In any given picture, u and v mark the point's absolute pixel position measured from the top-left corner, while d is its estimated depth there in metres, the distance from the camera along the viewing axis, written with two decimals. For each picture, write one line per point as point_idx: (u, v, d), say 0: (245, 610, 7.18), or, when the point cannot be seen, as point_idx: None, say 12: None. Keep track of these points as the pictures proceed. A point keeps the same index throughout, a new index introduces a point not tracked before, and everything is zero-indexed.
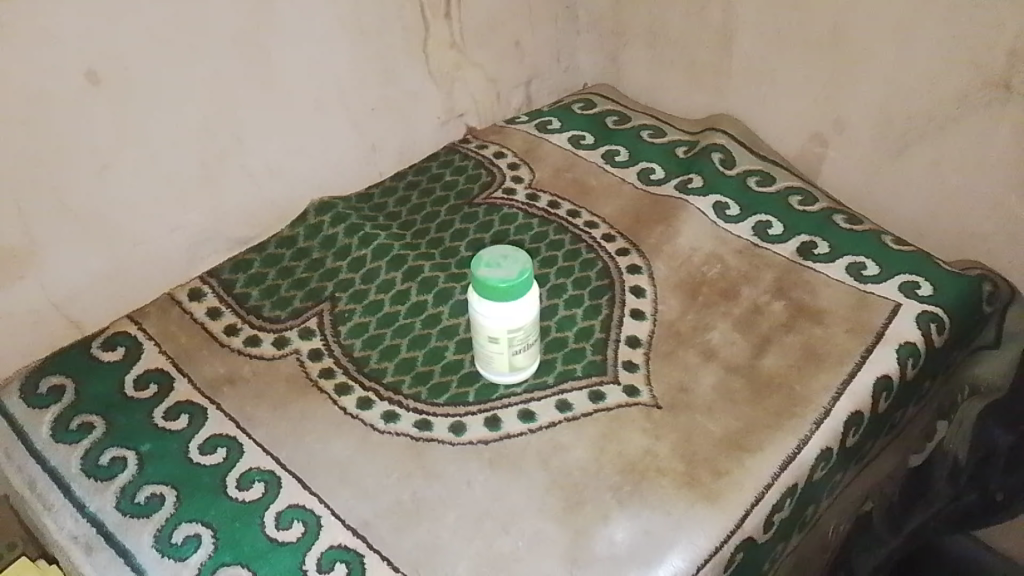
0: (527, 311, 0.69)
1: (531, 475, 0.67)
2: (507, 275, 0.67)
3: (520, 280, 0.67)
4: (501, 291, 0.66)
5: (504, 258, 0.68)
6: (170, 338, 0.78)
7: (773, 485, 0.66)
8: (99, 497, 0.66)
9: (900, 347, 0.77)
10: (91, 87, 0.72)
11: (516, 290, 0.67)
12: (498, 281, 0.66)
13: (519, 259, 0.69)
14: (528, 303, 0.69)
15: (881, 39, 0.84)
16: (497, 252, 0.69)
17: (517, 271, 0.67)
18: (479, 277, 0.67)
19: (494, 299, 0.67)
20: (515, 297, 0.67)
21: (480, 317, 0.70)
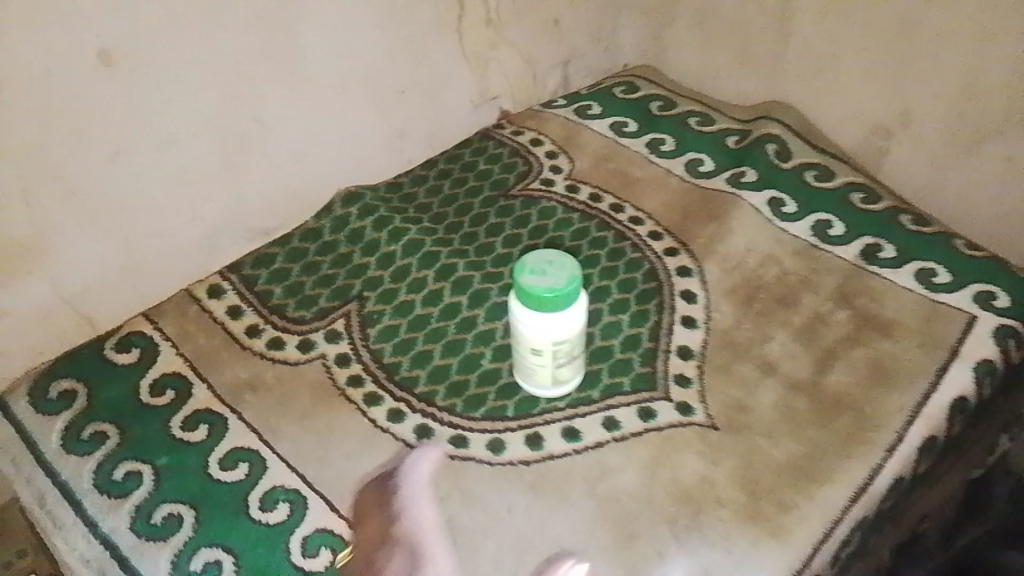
0: (573, 322, 0.63)
1: (577, 501, 0.62)
2: (553, 283, 0.61)
3: (567, 290, 0.60)
4: (547, 302, 0.60)
5: (550, 264, 0.62)
6: (188, 338, 0.74)
7: (842, 519, 0.61)
8: (113, 516, 0.61)
9: (977, 364, 0.70)
10: (102, 69, 0.66)
11: (562, 301, 0.61)
12: (544, 292, 0.60)
13: (566, 265, 0.62)
14: (575, 312, 0.63)
15: (962, 27, 0.76)
16: (541, 257, 0.62)
17: (564, 280, 0.61)
18: (523, 285, 0.61)
19: (538, 310, 0.61)
20: (562, 308, 0.61)
21: (521, 326, 0.64)
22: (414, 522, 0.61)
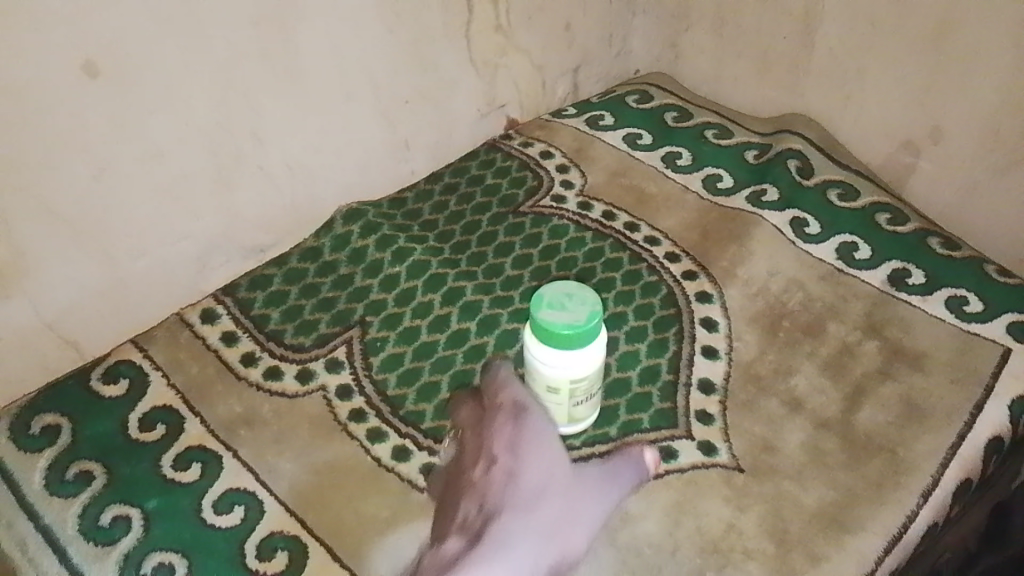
0: (593, 359, 0.59)
1: (596, 551, 0.58)
2: (572, 318, 0.57)
3: (588, 326, 0.56)
4: (565, 339, 0.56)
5: (569, 297, 0.58)
6: (180, 369, 0.70)
7: (877, 571, 0.57)
8: (99, 566, 0.57)
9: (1014, 402, 0.66)
10: (86, 81, 0.61)
11: (582, 338, 0.57)
12: (562, 327, 0.56)
13: (585, 298, 0.58)
14: (594, 349, 0.59)
15: (1000, 39, 0.72)
16: (559, 289, 0.58)
17: (585, 315, 0.57)
18: (540, 320, 0.57)
19: (555, 347, 0.57)
20: (581, 345, 0.57)
21: (535, 364, 0.59)
22: (511, 390, 0.58)
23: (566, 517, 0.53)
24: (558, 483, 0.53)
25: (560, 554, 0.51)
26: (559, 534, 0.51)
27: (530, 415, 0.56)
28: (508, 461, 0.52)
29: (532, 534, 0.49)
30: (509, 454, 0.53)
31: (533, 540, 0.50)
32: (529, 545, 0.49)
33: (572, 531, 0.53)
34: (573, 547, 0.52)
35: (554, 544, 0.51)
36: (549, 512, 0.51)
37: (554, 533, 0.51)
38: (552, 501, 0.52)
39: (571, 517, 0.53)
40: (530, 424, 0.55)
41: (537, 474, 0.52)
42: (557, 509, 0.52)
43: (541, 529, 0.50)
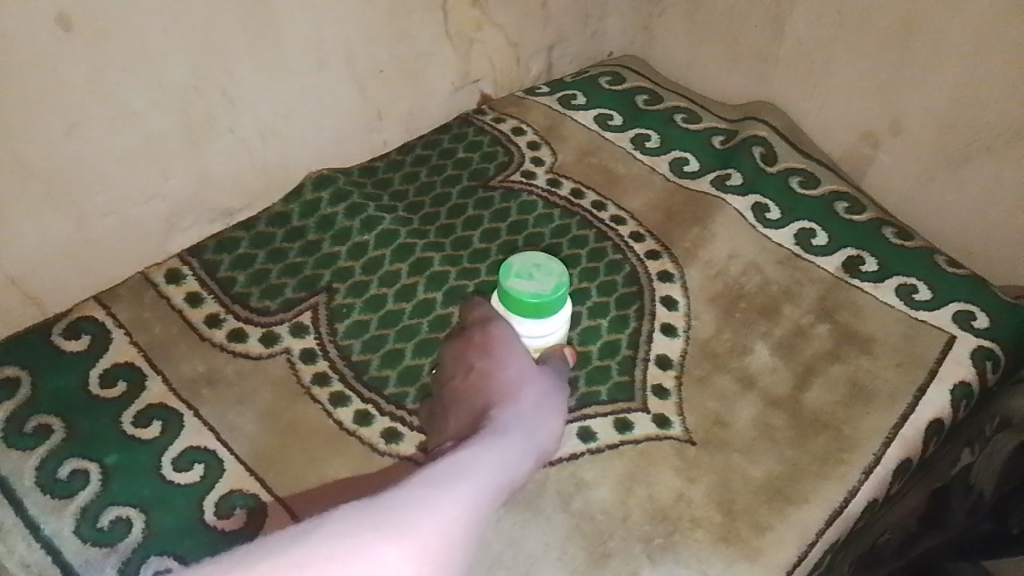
0: (557, 324, 0.61)
1: (550, 516, 0.60)
2: (540, 288, 0.57)
3: (555, 296, 0.57)
4: (532, 308, 0.57)
5: (537, 267, 0.59)
6: (144, 328, 0.70)
7: (818, 541, 0.60)
8: (57, 518, 0.58)
9: (955, 386, 0.68)
10: (60, 35, 0.61)
11: (549, 307, 0.58)
12: (528, 297, 0.57)
13: (553, 269, 0.59)
14: (559, 315, 0.60)
15: (960, 38, 0.75)
16: (527, 259, 0.59)
17: (551, 286, 0.58)
18: (509, 289, 0.57)
19: (521, 314, 0.58)
20: (546, 313, 0.58)
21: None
22: (485, 303, 0.61)
23: (548, 403, 0.55)
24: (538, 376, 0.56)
25: (547, 434, 0.54)
26: (545, 416, 0.54)
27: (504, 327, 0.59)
28: (489, 366, 0.56)
29: (523, 419, 0.52)
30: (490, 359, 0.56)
31: (524, 421, 0.52)
32: (521, 423, 0.52)
33: (555, 418, 0.55)
34: (555, 434, 0.55)
35: (541, 426, 0.53)
36: (532, 399, 0.54)
37: (540, 416, 0.54)
38: (534, 390, 0.55)
39: (553, 404, 0.56)
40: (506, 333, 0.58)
41: (517, 368, 0.55)
42: (540, 396, 0.55)
43: (529, 413, 0.53)
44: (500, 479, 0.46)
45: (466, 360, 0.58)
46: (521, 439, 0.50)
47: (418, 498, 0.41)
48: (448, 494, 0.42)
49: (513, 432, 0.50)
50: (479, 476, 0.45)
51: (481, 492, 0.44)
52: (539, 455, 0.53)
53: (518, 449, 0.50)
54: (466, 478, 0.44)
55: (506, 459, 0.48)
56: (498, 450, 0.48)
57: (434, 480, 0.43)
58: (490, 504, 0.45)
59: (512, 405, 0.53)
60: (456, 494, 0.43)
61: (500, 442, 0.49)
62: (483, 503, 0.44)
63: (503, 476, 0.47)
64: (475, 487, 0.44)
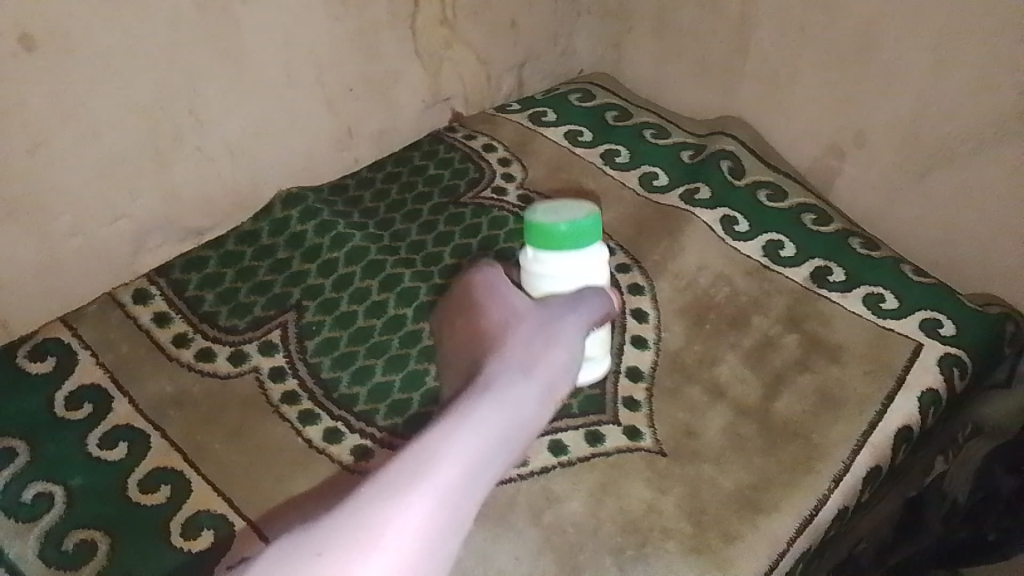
0: (596, 262, 0.58)
1: (520, 531, 0.60)
2: (568, 218, 0.56)
3: (586, 223, 0.55)
4: (562, 236, 0.55)
5: (563, 206, 0.57)
6: (111, 348, 0.69)
7: (788, 550, 0.60)
8: (20, 542, 0.57)
9: (923, 394, 0.69)
10: (23, 55, 0.62)
11: (580, 235, 0.55)
12: (559, 226, 0.55)
13: (580, 207, 0.57)
14: (595, 252, 0.58)
15: (914, 50, 0.76)
16: (553, 203, 0.58)
17: (582, 215, 0.56)
18: (536, 221, 0.56)
19: (553, 249, 0.56)
20: (580, 243, 0.56)
21: (533, 274, 0.58)
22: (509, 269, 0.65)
23: (548, 336, 0.54)
24: (528, 314, 0.55)
25: (547, 370, 0.52)
26: (541, 350, 0.52)
27: (495, 280, 0.60)
28: (483, 321, 0.57)
29: (513, 364, 0.51)
30: (483, 314, 0.58)
31: (506, 376, 0.50)
32: (512, 372, 0.50)
33: (554, 355, 0.53)
34: (561, 371, 0.53)
35: (539, 363, 0.52)
36: (521, 343, 0.53)
37: (532, 360, 0.52)
38: (526, 330, 0.54)
39: (548, 337, 0.53)
40: (498, 287, 0.59)
41: (504, 316, 0.56)
42: (529, 338, 0.53)
43: (514, 365, 0.51)
44: (480, 448, 0.44)
45: (467, 321, 0.59)
46: (505, 395, 0.48)
47: (375, 496, 0.39)
48: (401, 498, 0.40)
49: (493, 391, 0.48)
50: (447, 457, 0.42)
51: (450, 475, 0.42)
52: (547, 392, 0.51)
53: (509, 401, 0.48)
54: (427, 470, 0.41)
55: (482, 423, 0.45)
56: (474, 419, 0.45)
57: (392, 478, 0.40)
58: (466, 483, 0.42)
59: (501, 355, 0.52)
60: (412, 494, 0.40)
61: (476, 407, 0.46)
62: (456, 482, 0.42)
63: (484, 446, 0.44)
64: (441, 474, 0.41)
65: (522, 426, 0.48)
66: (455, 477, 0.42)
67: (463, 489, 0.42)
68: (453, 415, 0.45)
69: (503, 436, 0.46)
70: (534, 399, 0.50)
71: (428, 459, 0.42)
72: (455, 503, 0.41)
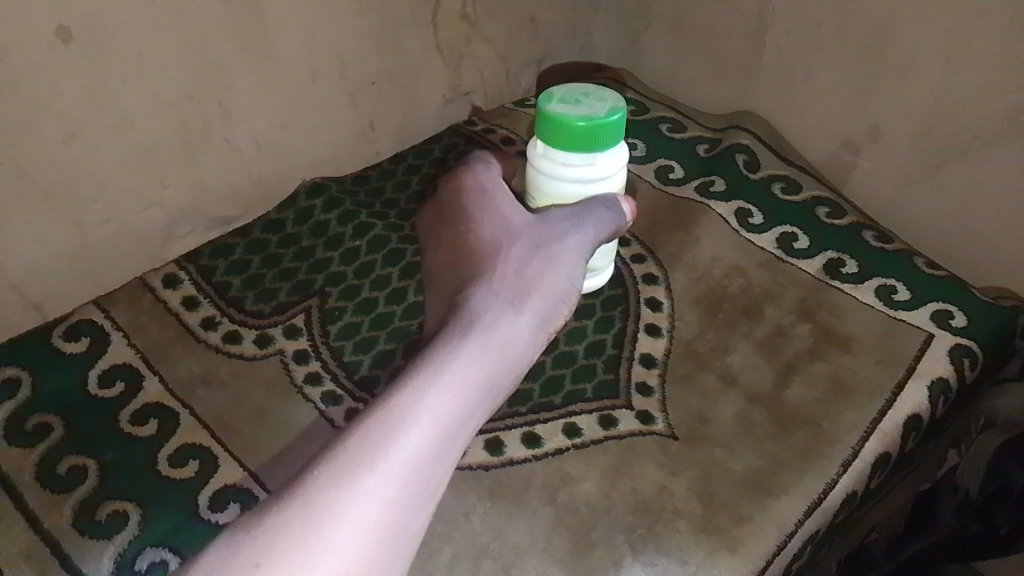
0: (611, 163, 0.59)
1: (535, 510, 0.61)
2: (587, 115, 0.56)
3: (605, 121, 0.56)
4: (581, 132, 0.55)
5: (583, 102, 0.58)
6: (141, 330, 0.72)
7: (796, 532, 0.61)
8: (54, 513, 0.59)
9: (933, 383, 0.70)
10: (60, 46, 0.64)
11: (599, 133, 0.56)
12: (578, 121, 0.55)
13: (600, 103, 0.58)
14: (611, 153, 0.58)
15: (929, 48, 0.77)
16: (572, 96, 0.58)
17: (601, 114, 0.56)
18: (556, 115, 0.56)
19: (570, 145, 0.56)
20: (597, 142, 0.56)
21: (546, 168, 0.59)
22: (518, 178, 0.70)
23: (541, 257, 0.54)
24: (513, 245, 0.55)
25: (542, 294, 0.52)
26: (533, 273, 0.53)
27: (487, 194, 0.59)
28: (472, 241, 0.57)
29: (502, 291, 0.51)
30: (472, 231, 0.57)
31: (486, 318, 0.49)
32: (501, 302, 0.50)
33: (540, 292, 0.52)
34: (549, 307, 0.52)
35: (532, 289, 0.52)
36: (506, 279, 0.52)
37: (516, 299, 0.51)
38: (519, 250, 0.54)
39: (545, 258, 0.54)
40: (489, 205, 0.58)
41: (492, 244, 0.55)
42: (514, 276, 0.53)
43: (497, 305, 0.50)
44: (450, 408, 0.44)
45: (455, 232, 0.59)
46: (482, 343, 0.47)
47: (334, 474, 0.40)
48: (359, 477, 0.40)
49: (470, 338, 0.47)
50: (411, 424, 0.42)
51: (414, 446, 0.42)
52: (544, 319, 0.51)
53: (494, 343, 0.48)
54: (389, 441, 0.41)
55: (457, 375, 0.45)
56: (447, 371, 0.45)
57: (354, 454, 0.41)
58: (434, 449, 0.43)
59: (490, 282, 0.52)
60: (371, 471, 0.40)
61: (448, 359, 0.46)
62: (422, 450, 0.42)
63: (458, 399, 0.44)
64: (405, 444, 0.42)
65: (510, 365, 0.48)
66: (422, 441, 0.42)
67: (430, 458, 0.42)
68: (421, 372, 0.45)
69: (484, 384, 0.46)
70: (525, 329, 0.50)
71: (389, 430, 0.42)
72: (421, 474, 0.42)
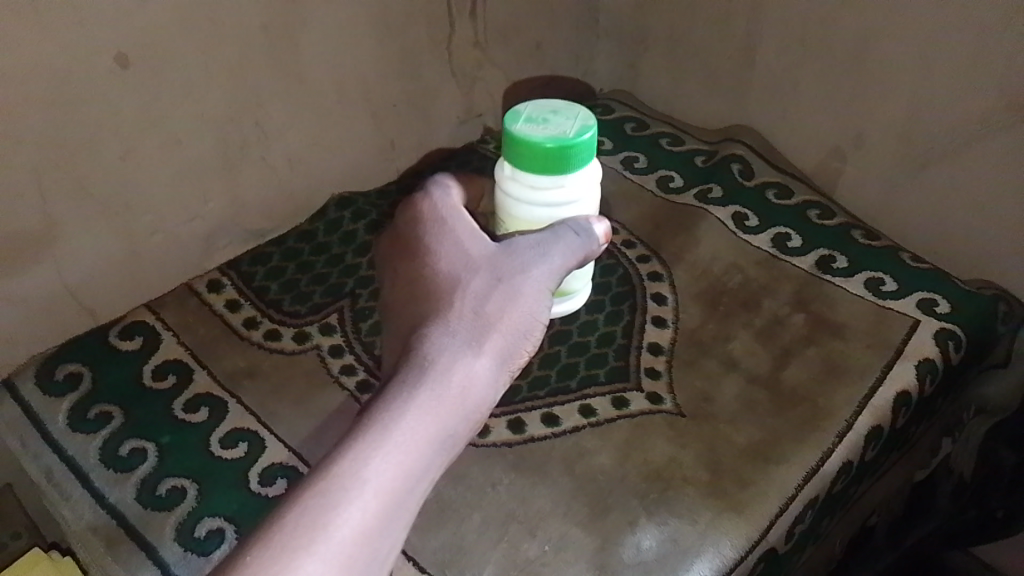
0: (580, 186, 0.61)
1: (556, 479, 0.67)
2: (555, 135, 0.58)
3: (574, 141, 0.58)
4: (551, 153, 0.58)
5: (549, 120, 0.60)
6: (189, 329, 0.78)
7: (797, 495, 0.66)
8: (119, 489, 0.65)
9: (920, 363, 0.76)
10: (119, 71, 0.71)
11: (567, 153, 0.58)
12: (546, 142, 0.58)
13: (567, 121, 0.60)
14: (580, 174, 0.60)
15: (905, 61, 0.84)
16: (538, 115, 0.60)
17: (568, 134, 0.58)
18: (523, 137, 0.58)
19: (540, 167, 0.59)
20: (566, 162, 0.59)
21: (517, 189, 0.61)
22: None
23: (498, 297, 0.55)
24: (471, 281, 0.56)
25: (499, 341, 0.54)
26: (489, 318, 0.55)
27: (444, 224, 0.60)
28: (428, 273, 0.58)
29: (458, 339, 0.53)
30: (427, 264, 0.58)
31: (439, 367, 0.51)
32: (454, 351, 0.52)
33: (497, 334, 0.54)
34: (506, 348, 0.54)
35: (487, 336, 0.54)
36: (464, 318, 0.54)
37: (470, 343, 0.53)
38: (475, 290, 0.56)
39: (504, 297, 0.55)
40: (446, 237, 0.59)
41: (449, 281, 0.56)
42: (471, 316, 0.54)
43: (451, 351, 0.52)
44: (397, 472, 0.46)
45: (411, 263, 0.60)
46: (434, 397, 0.49)
47: (277, 554, 0.41)
48: (301, 555, 0.41)
49: (422, 392, 0.49)
50: (356, 495, 0.44)
51: (359, 520, 0.44)
52: (500, 363, 0.54)
53: (445, 398, 0.50)
54: (332, 518, 0.43)
55: (407, 437, 0.47)
56: (396, 433, 0.47)
57: (296, 530, 0.42)
58: (381, 517, 0.45)
59: (445, 328, 0.54)
60: (311, 554, 0.42)
61: (396, 418, 0.48)
62: (369, 518, 0.44)
63: (408, 461, 0.47)
64: (348, 516, 0.43)
65: (461, 416, 0.50)
66: (370, 510, 0.44)
67: (374, 530, 0.44)
68: (369, 435, 0.46)
69: (435, 439, 0.48)
70: (479, 378, 0.52)
71: (333, 505, 0.43)
72: (369, 545, 0.44)
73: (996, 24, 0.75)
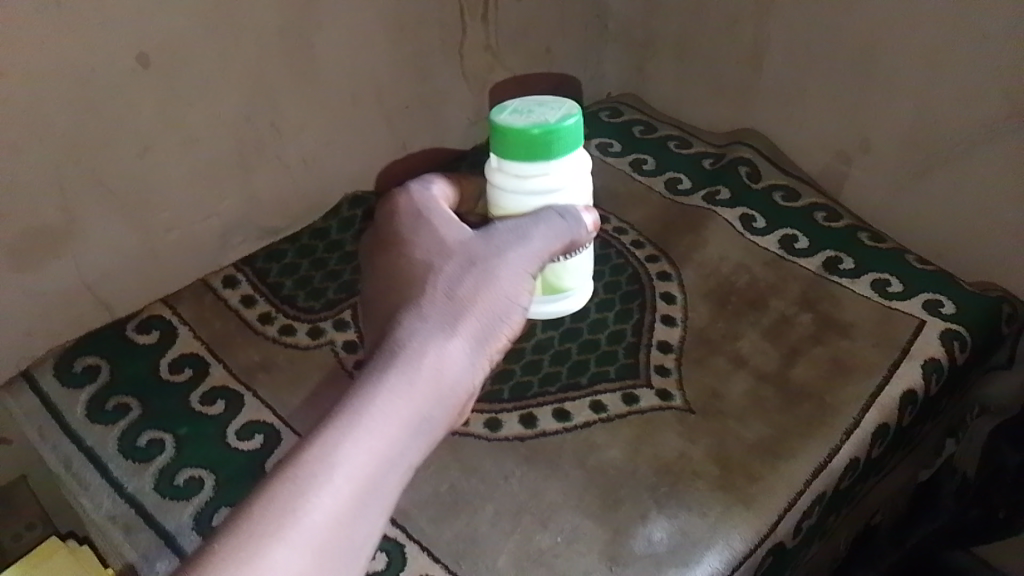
0: (566, 174, 0.62)
1: (567, 473, 0.68)
2: (539, 122, 0.59)
3: (556, 127, 0.58)
4: (536, 138, 0.58)
5: (533, 111, 0.61)
6: (205, 324, 0.79)
7: (805, 490, 0.67)
8: (137, 479, 0.66)
9: (925, 362, 0.77)
10: (139, 70, 0.72)
11: (552, 139, 0.59)
12: (532, 128, 0.58)
13: (550, 111, 0.61)
14: (565, 161, 0.61)
15: (910, 66, 0.85)
16: (523, 108, 0.62)
17: (552, 121, 0.59)
18: (508, 125, 0.59)
19: (527, 154, 0.59)
20: (551, 148, 0.59)
21: (505, 180, 0.62)
22: None
23: (473, 280, 0.55)
24: (444, 266, 0.56)
25: (474, 323, 0.53)
26: (464, 300, 0.54)
27: (422, 217, 0.60)
28: (403, 262, 0.57)
29: (433, 323, 0.52)
30: (402, 254, 0.58)
31: (410, 350, 0.50)
32: (427, 333, 0.51)
33: (472, 315, 0.53)
34: (483, 330, 0.54)
35: (461, 317, 0.53)
36: (438, 302, 0.53)
37: (444, 326, 0.52)
38: (449, 274, 0.55)
39: (478, 280, 0.55)
40: (423, 229, 0.59)
41: (424, 267, 0.56)
42: (445, 298, 0.54)
43: (424, 334, 0.51)
44: (369, 456, 0.45)
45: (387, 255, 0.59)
46: (406, 379, 0.49)
47: (246, 543, 0.41)
48: (270, 543, 0.41)
49: (394, 374, 0.49)
50: (325, 482, 0.43)
51: (329, 506, 0.43)
52: (476, 345, 0.53)
53: (417, 380, 0.49)
54: (301, 505, 0.42)
55: (377, 421, 0.46)
56: (366, 417, 0.46)
57: (263, 518, 0.42)
58: (353, 503, 0.44)
59: (419, 313, 0.53)
60: (280, 541, 0.41)
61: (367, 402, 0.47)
62: (340, 503, 0.43)
63: (380, 445, 0.46)
64: (317, 502, 0.43)
65: (434, 398, 0.49)
66: (340, 495, 0.44)
67: (345, 516, 0.44)
68: (338, 421, 0.46)
69: (407, 421, 0.48)
70: (454, 359, 0.51)
71: (302, 491, 0.43)
72: (341, 531, 0.43)
73: (1001, 29, 0.77)
